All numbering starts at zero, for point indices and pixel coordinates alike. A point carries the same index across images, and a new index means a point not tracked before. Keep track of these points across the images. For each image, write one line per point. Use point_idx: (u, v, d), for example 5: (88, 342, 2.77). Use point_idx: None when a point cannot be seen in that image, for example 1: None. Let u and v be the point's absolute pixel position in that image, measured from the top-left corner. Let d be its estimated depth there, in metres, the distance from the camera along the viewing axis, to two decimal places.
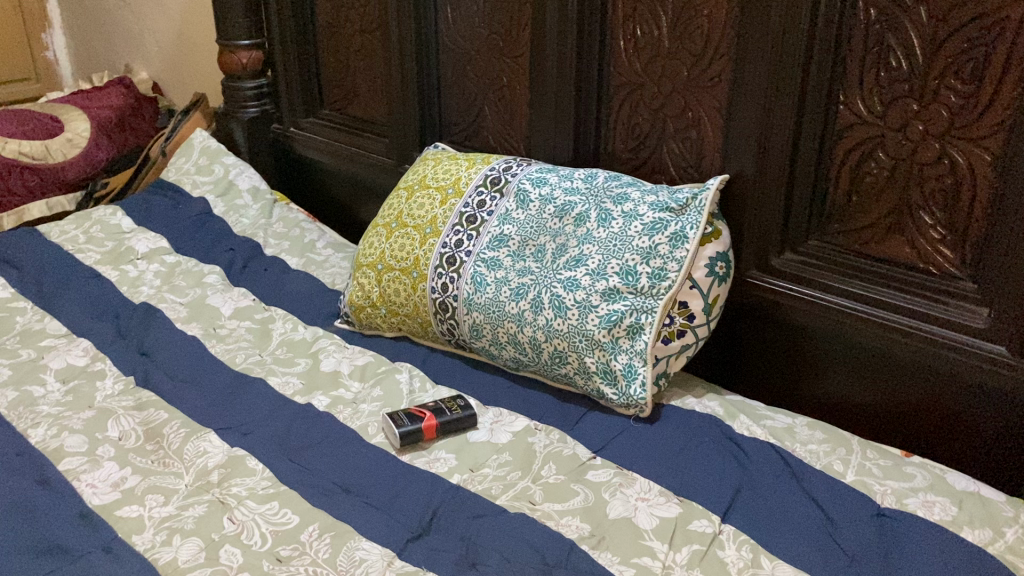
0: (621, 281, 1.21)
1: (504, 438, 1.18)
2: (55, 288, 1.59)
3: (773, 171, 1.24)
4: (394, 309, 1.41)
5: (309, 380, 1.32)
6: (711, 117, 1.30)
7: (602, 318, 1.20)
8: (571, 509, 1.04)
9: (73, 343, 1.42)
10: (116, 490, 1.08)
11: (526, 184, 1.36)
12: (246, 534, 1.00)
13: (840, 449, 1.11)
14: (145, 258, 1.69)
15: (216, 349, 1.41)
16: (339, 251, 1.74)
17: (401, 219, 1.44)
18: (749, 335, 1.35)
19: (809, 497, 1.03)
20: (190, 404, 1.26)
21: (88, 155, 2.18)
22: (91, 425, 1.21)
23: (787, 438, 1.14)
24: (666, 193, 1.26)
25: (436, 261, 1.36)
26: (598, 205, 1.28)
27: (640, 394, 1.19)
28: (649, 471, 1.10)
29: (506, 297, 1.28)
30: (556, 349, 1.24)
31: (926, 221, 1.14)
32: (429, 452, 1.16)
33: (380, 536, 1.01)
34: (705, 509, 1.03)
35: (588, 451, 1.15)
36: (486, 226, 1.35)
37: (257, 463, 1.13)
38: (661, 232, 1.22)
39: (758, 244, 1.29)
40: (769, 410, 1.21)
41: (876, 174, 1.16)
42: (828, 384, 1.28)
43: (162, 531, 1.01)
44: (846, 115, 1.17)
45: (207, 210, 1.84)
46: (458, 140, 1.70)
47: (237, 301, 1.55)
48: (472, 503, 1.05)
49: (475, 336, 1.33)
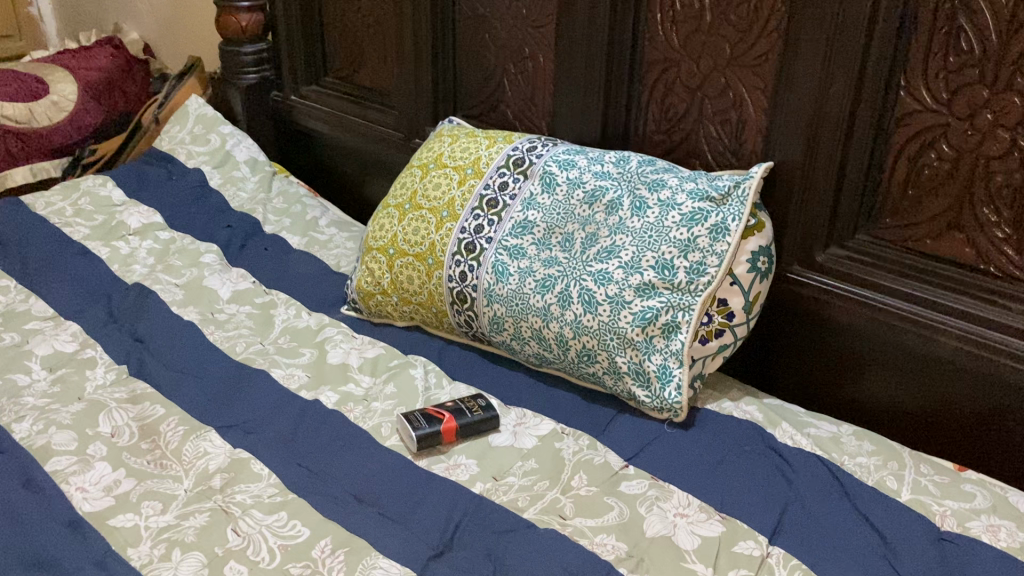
0: (656, 276, 1.12)
1: (529, 442, 1.10)
2: (41, 265, 1.48)
3: (822, 161, 1.15)
4: (407, 297, 1.33)
5: (316, 374, 1.24)
6: (755, 99, 1.21)
7: (636, 315, 1.12)
8: (605, 526, 0.96)
9: (61, 327, 1.32)
10: (109, 496, 0.99)
11: (552, 166, 1.27)
12: (252, 550, 0.92)
13: (893, 463, 1.03)
14: (137, 233, 1.58)
15: (215, 336, 1.32)
16: (343, 230, 1.64)
17: (415, 200, 1.35)
18: (786, 335, 1.27)
19: (863, 518, 0.96)
20: (188, 398, 1.17)
21: (75, 121, 2.07)
22: (82, 421, 1.12)
23: (834, 449, 1.06)
24: (705, 180, 1.17)
25: (453, 248, 1.27)
26: (631, 192, 1.19)
27: (674, 398, 1.10)
28: (686, 484, 1.02)
29: (531, 289, 1.19)
30: (584, 347, 1.15)
31: (990, 218, 1.06)
32: (448, 457, 1.08)
33: (399, 554, 0.93)
34: (751, 529, 0.95)
35: (620, 459, 1.06)
36: (509, 211, 1.26)
37: (263, 467, 1.04)
38: (701, 224, 1.13)
39: (803, 238, 1.20)
40: (812, 417, 1.13)
41: (935, 167, 1.08)
42: (869, 390, 1.20)
43: (160, 544, 0.92)
44: (907, 102, 1.08)
45: (203, 183, 1.73)
46: (473, 115, 1.60)
47: (235, 284, 1.45)
48: (498, 518, 0.97)
49: (495, 330, 1.25)
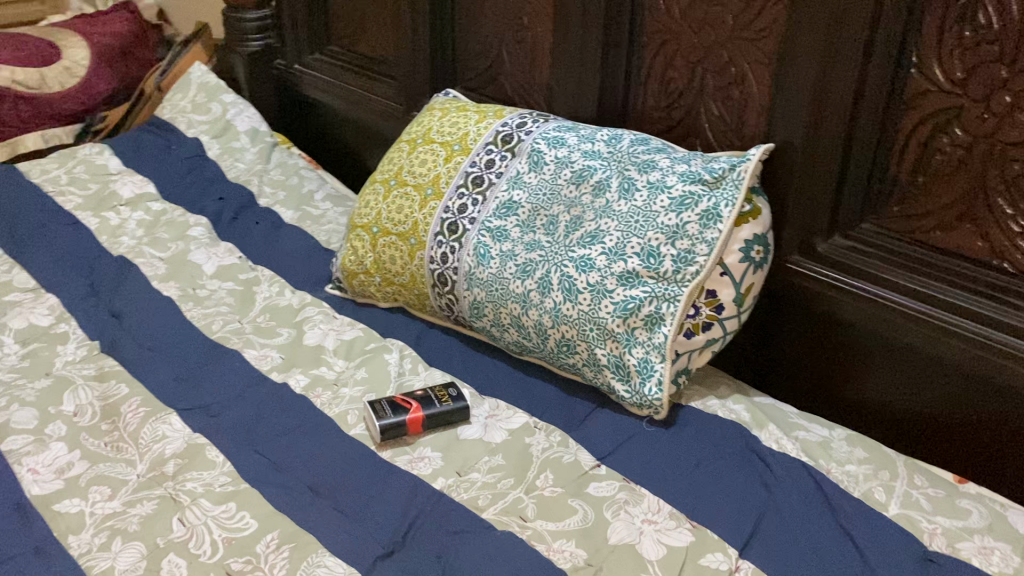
0: (641, 264, 1.06)
1: (499, 436, 1.04)
2: (29, 234, 1.46)
3: (824, 145, 1.06)
4: (390, 277, 1.27)
5: (290, 355, 1.20)
6: (757, 75, 1.12)
7: (617, 306, 1.05)
8: (565, 531, 0.90)
9: (40, 300, 1.30)
10: (60, 479, 0.96)
11: (540, 143, 1.20)
12: (195, 542, 0.88)
13: (884, 473, 0.96)
14: (128, 204, 1.55)
15: (193, 313, 1.28)
16: (338, 204, 1.59)
17: (401, 176, 1.29)
18: (787, 329, 1.19)
19: (845, 533, 0.89)
20: (155, 376, 1.14)
21: (87, 87, 2.05)
22: (45, 398, 1.09)
23: (821, 456, 0.98)
24: (699, 162, 1.09)
25: (436, 228, 1.22)
26: (621, 173, 1.12)
27: (655, 395, 1.04)
28: (659, 488, 0.96)
29: (511, 274, 1.13)
30: (563, 337, 1.09)
31: (1006, 211, 0.96)
32: (412, 449, 1.03)
33: (347, 552, 0.88)
34: (722, 540, 0.89)
35: (592, 458, 1.00)
36: (494, 190, 1.20)
37: (218, 454, 1.00)
38: (691, 209, 1.05)
39: (803, 225, 1.12)
40: (803, 418, 1.06)
41: (947, 153, 0.99)
42: (873, 394, 1.12)
43: (103, 532, 0.89)
44: (919, 81, 0.99)
45: (200, 153, 1.70)
46: (472, 87, 1.53)
47: (221, 258, 1.42)
48: (455, 517, 0.93)
49: (475, 315, 1.19)
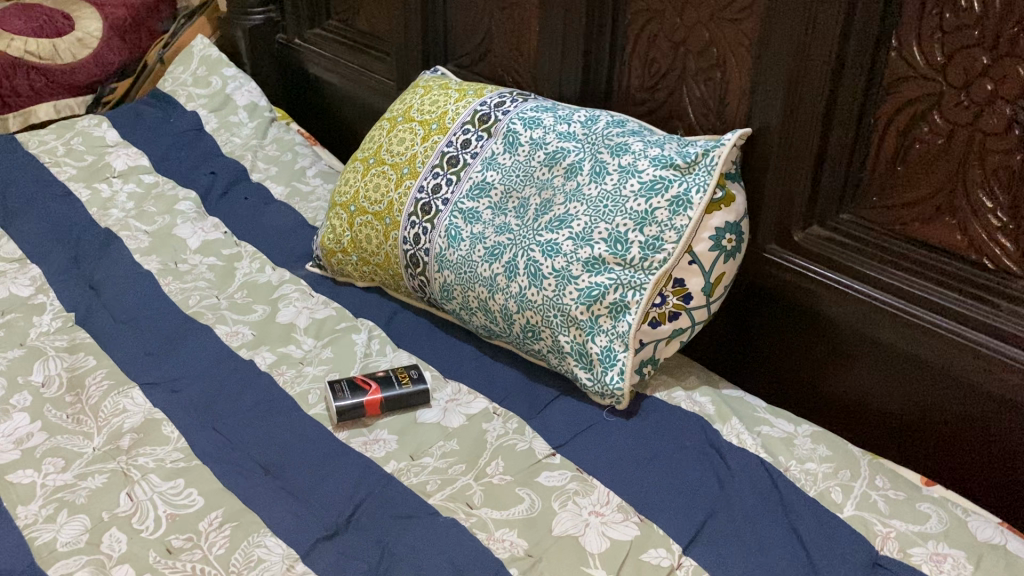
0: (607, 250, 1.03)
1: (456, 421, 1.03)
2: (21, 205, 1.48)
3: (801, 131, 1.02)
4: (366, 257, 1.26)
5: (261, 332, 1.19)
6: (737, 57, 1.08)
7: (581, 292, 1.03)
8: (509, 520, 0.89)
9: (23, 270, 1.32)
10: (17, 449, 0.98)
11: (517, 124, 1.18)
12: (138, 517, 0.89)
13: (844, 473, 0.93)
14: (121, 176, 1.57)
15: (171, 287, 1.29)
16: (329, 180, 1.58)
17: (380, 155, 1.28)
18: (765, 322, 1.16)
19: (795, 534, 0.86)
20: (124, 350, 1.15)
21: (99, 57, 2.02)
22: (15, 368, 1.11)
23: (782, 453, 0.95)
24: (673, 146, 1.06)
25: (410, 208, 1.20)
26: (593, 156, 1.09)
27: (616, 383, 1.02)
28: (612, 479, 0.94)
29: (479, 257, 1.12)
30: (528, 322, 1.08)
31: (985, 204, 0.92)
32: (368, 431, 1.02)
33: (288, 533, 0.88)
34: (667, 536, 0.86)
35: (547, 446, 0.99)
36: (468, 171, 1.18)
37: (173, 430, 1.01)
38: (661, 194, 1.02)
39: (780, 213, 1.09)
40: (770, 413, 1.03)
41: (927, 142, 0.95)
42: (849, 391, 1.09)
43: (51, 503, 0.90)
44: (898, 66, 0.95)
45: (197, 127, 1.70)
46: (463, 65, 1.51)
47: (206, 233, 1.42)
48: (401, 501, 0.92)
49: (445, 297, 1.18)
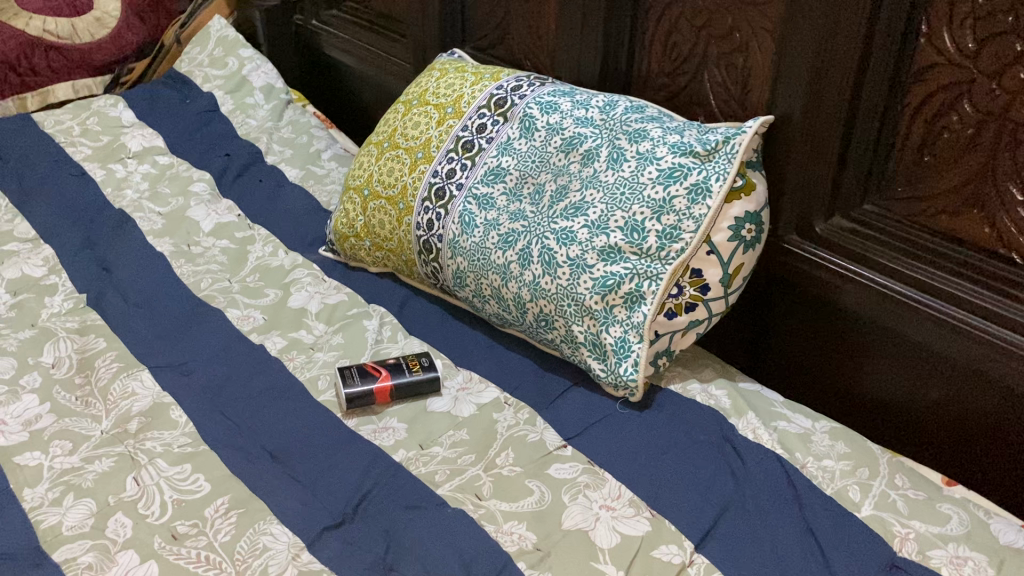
0: (623, 239, 1.01)
1: (466, 410, 1.01)
2: (36, 184, 1.48)
3: (825, 120, 1.00)
4: (378, 242, 1.25)
5: (272, 316, 1.18)
6: (760, 42, 1.05)
7: (596, 281, 1.01)
8: (518, 512, 0.87)
9: (36, 251, 1.32)
10: (25, 431, 0.97)
11: (533, 108, 1.15)
12: (144, 502, 0.88)
13: (863, 471, 0.90)
14: (136, 157, 1.56)
15: (183, 269, 1.28)
16: (344, 164, 1.56)
17: (394, 138, 1.26)
18: (784, 314, 1.13)
19: (811, 534, 0.84)
20: (135, 332, 1.14)
21: (118, 39, 2.02)
22: (26, 349, 1.11)
23: (799, 449, 0.93)
24: (693, 133, 1.03)
25: (424, 193, 1.19)
26: (611, 142, 1.07)
27: (630, 375, 1.00)
28: (624, 473, 0.92)
29: (493, 244, 1.10)
30: (541, 311, 1.06)
31: (1015, 197, 0.89)
32: (378, 419, 1.01)
33: (295, 520, 0.87)
34: (679, 532, 0.85)
35: (559, 438, 0.97)
36: (483, 156, 1.16)
37: (182, 414, 1.00)
38: (679, 182, 1.00)
39: (802, 203, 1.06)
40: (787, 407, 1.00)
41: (955, 132, 0.92)
42: (870, 386, 1.06)
43: (57, 487, 0.90)
44: (927, 52, 0.91)
45: (214, 108, 1.69)
46: (481, 48, 1.48)
47: (219, 215, 1.41)
48: (409, 491, 0.90)
49: (458, 284, 1.16)
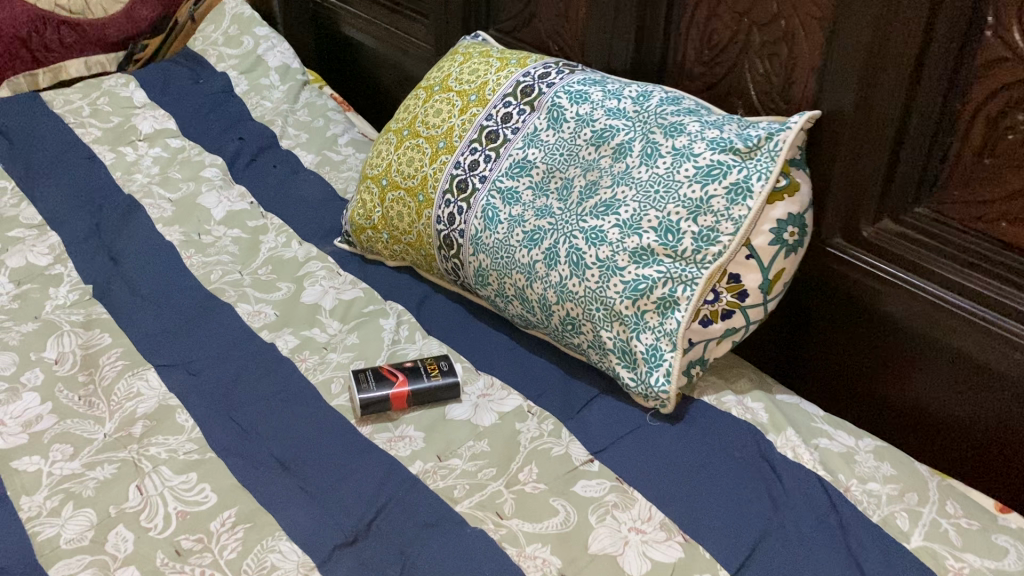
0: (657, 240, 0.95)
1: (487, 419, 0.96)
2: (44, 167, 1.43)
3: (877, 117, 0.93)
4: (397, 235, 1.19)
5: (285, 312, 1.13)
6: (808, 31, 0.98)
7: (627, 285, 0.95)
8: (541, 534, 0.82)
9: (42, 238, 1.27)
10: (25, 433, 0.93)
11: (562, 97, 1.09)
12: (147, 514, 0.83)
13: (911, 496, 0.84)
14: (147, 139, 1.51)
15: (193, 260, 1.23)
16: (362, 149, 1.50)
17: (414, 126, 1.20)
18: (824, 321, 1.07)
19: (856, 566, 0.78)
20: (141, 328, 1.09)
21: (131, 14, 1.96)
22: (28, 343, 1.06)
23: (841, 471, 0.87)
24: (734, 128, 0.96)
25: (445, 185, 1.13)
26: (644, 135, 1.00)
27: (661, 386, 0.94)
28: (654, 492, 0.86)
29: (518, 242, 1.04)
30: (568, 315, 1.00)
31: None
32: (394, 426, 0.96)
33: (305, 537, 0.82)
34: (714, 560, 0.79)
35: (585, 452, 0.92)
36: (508, 147, 1.10)
37: (188, 418, 0.95)
38: (719, 181, 0.93)
39: (848, 205, 0.99)
40: (829, 423, 0.95)
41: (1020, 133, 0.84)
42: (914, 399, 1.00)
43: (56, 495, 0.85)
44: (993, 47, 0.84)
45: (228, 89, 1.63)
46: (505, 30, 1.42)
47: (231, 203, 1.36)
48: (426, 507, 0.85)
49: (480, 282, 1.10)
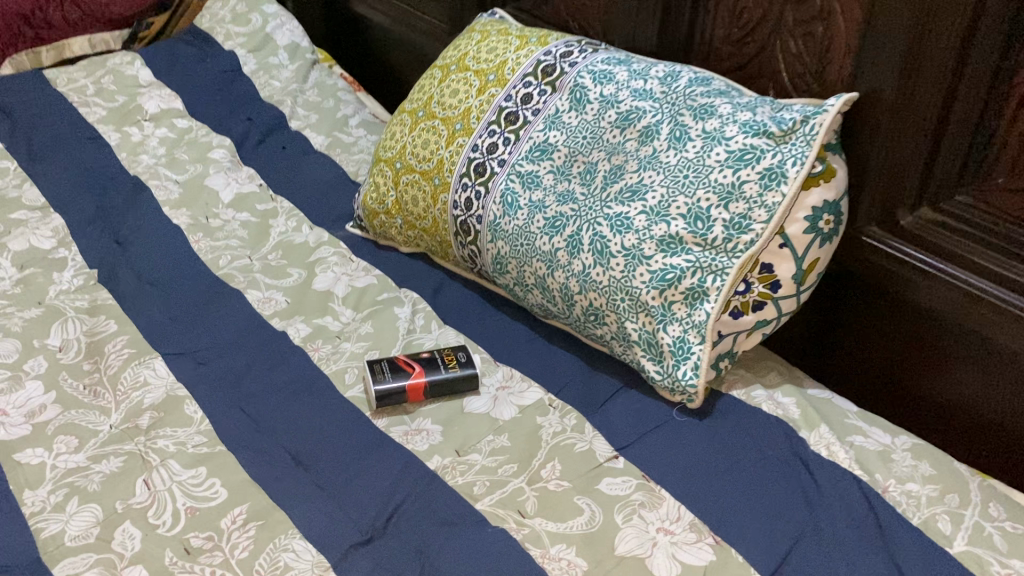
0: (686, 228, 0.91)
1: (507, 412, 0.93)
2: (47, 147, 1.39)
3: (919, 100, 0.88)
4: (411, 220, 1.15)
5: (296, 299, 1.09)
6: (846, 9, 0.93)
7: (654, 275, 0.91)
8: (566, 534, 0.78)
9: (45, 220, 1.23)
10: (28, 424, 0.89)
11: (585, 77, 1.05)
12: (155, 510, 0.80)
13: (952, 498, 0.81)
14: (153, 119, 1.46)
15: (201, 245, 1.19)
16: (373, 131, 1.46)
17: (430, 107, 1.16)
18: (856, 312, 1.03)
19: (897, 571, 0.74)
20: (148, 315, 1.06)
21: None
22: (31, 330, 1.02)
23: (878, 470, 0.84)
24: (767, 110, 0.92)
25: (462, 168, 1.09)
26: (673, 118, 0.96)
27: (689, 380, 0.90)
28: (683, 491, 0.83)
29: (538, 228, 1.00)
30: (590, 305, 0.96)
31: None
32: (410, 420, 0.92)
33: (319, 535, 0.78)
34: (747, 564, 0.75)
35: (609, 448, 0.88)
36: (529, 130, 1.06)
37: (197, 410, 0.91)
38: (751, 166, 0.89)
39: (885, 193, 0.95)
40: (863, 420, 0.91)
41: None
42: (951, 394, 0.96)
43: (60, 489, 0.82)
44: None
45: (236, 68, 1.59)
46: (523, 8, 1.38)
47: (239, 186, 1.32)
48: (444, 505, 0.82)
49: (498, 270, 1.06)
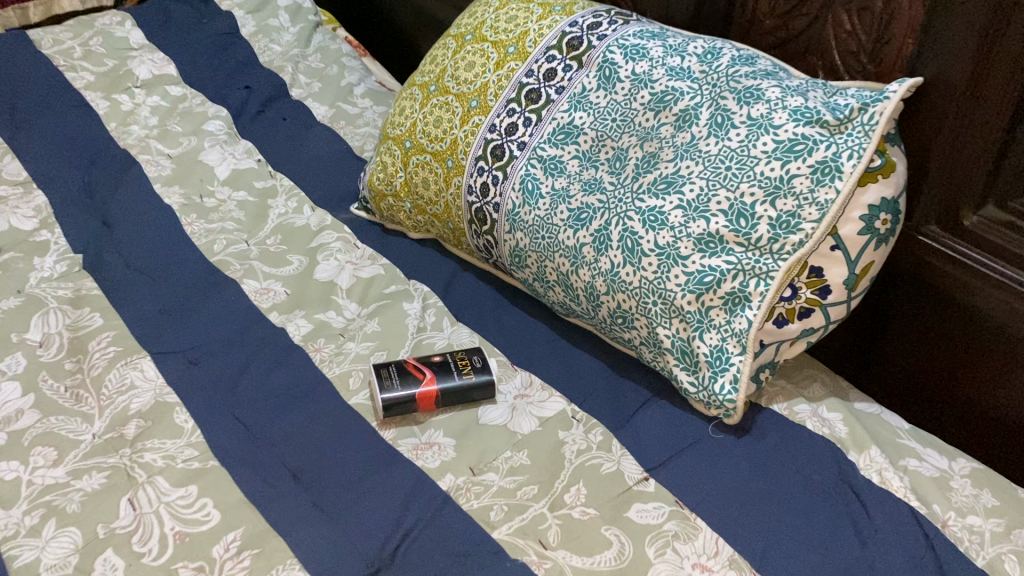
0: (727, 226, 0.82)
1: (526, 425, 0.85)
2: (30, 115, 1.29)
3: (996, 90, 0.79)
4: (422, 205, 1.07)
5: (297, 291, 1.01)
6: None
7: (691, 278, 0.82)
8: (593, 571, 0.71)
9: (28, 198, 1.15)
10: (3, 432, 0.82)
11: (614, 53, 0.95)
12: (140, 536, 0.72)
13: (1019, 534, 0.73)
14: (144, 86, 1.37)
15: (195, 228, 1.11)
16: (380, 101, 1.37)
17: (443, 81, 1.07)
18: (906, 316, 0.95)
19: None
20: (136, 307, 0.97)
21: None
22: (9, 323, 0.94)
23: (936, 500, 0.76)
24: (820, 95, 0.82)
25: (477, 151, 0.99)
26: (713, 101, 0.86)
27: (726, 394, 0.82)
28: (721, 521, 0.75)
29: (562, 220, 0.91)
30: (618, 306, 0.88)
31: None
32: (420, 432, 0.84)
33: (321, 566, 0.71)
34: None
35: (638, 468, 0.80)
36: (552, 110, 0.97)
37: (188, 418, 0.84)
38: (801, 159, 0.79)
39: (947, 189, 0.86)
40: (918, 440, 0.83)
41: None
42: (1009, 408, 0.88)
43: (37, 510, 0.74)
44: None
45: (234, 31, 1.49)
46: None
47: (236, 161, 1.23)
48: (458, 533, 0.74)
49: (517, 264, 0.98)
